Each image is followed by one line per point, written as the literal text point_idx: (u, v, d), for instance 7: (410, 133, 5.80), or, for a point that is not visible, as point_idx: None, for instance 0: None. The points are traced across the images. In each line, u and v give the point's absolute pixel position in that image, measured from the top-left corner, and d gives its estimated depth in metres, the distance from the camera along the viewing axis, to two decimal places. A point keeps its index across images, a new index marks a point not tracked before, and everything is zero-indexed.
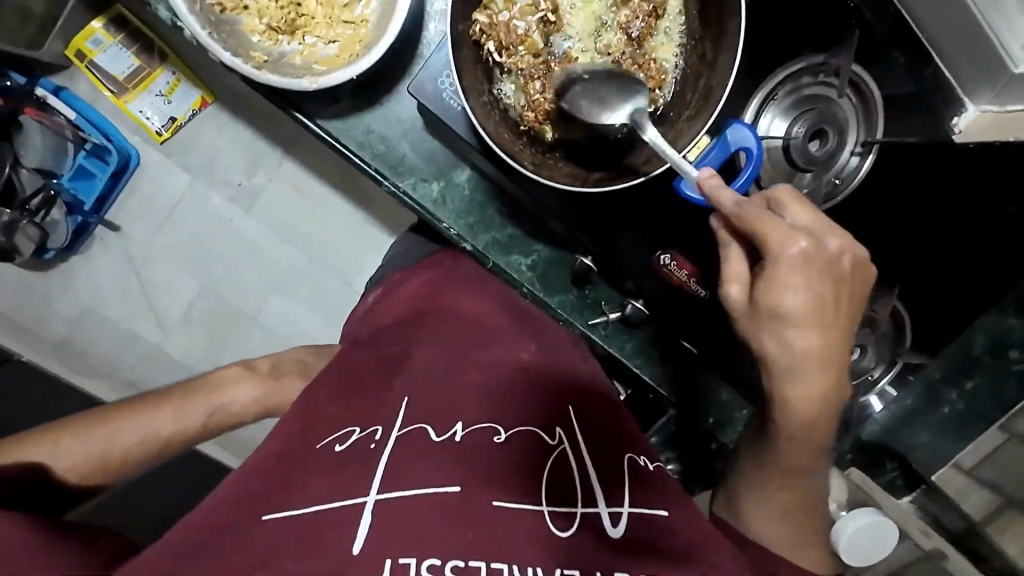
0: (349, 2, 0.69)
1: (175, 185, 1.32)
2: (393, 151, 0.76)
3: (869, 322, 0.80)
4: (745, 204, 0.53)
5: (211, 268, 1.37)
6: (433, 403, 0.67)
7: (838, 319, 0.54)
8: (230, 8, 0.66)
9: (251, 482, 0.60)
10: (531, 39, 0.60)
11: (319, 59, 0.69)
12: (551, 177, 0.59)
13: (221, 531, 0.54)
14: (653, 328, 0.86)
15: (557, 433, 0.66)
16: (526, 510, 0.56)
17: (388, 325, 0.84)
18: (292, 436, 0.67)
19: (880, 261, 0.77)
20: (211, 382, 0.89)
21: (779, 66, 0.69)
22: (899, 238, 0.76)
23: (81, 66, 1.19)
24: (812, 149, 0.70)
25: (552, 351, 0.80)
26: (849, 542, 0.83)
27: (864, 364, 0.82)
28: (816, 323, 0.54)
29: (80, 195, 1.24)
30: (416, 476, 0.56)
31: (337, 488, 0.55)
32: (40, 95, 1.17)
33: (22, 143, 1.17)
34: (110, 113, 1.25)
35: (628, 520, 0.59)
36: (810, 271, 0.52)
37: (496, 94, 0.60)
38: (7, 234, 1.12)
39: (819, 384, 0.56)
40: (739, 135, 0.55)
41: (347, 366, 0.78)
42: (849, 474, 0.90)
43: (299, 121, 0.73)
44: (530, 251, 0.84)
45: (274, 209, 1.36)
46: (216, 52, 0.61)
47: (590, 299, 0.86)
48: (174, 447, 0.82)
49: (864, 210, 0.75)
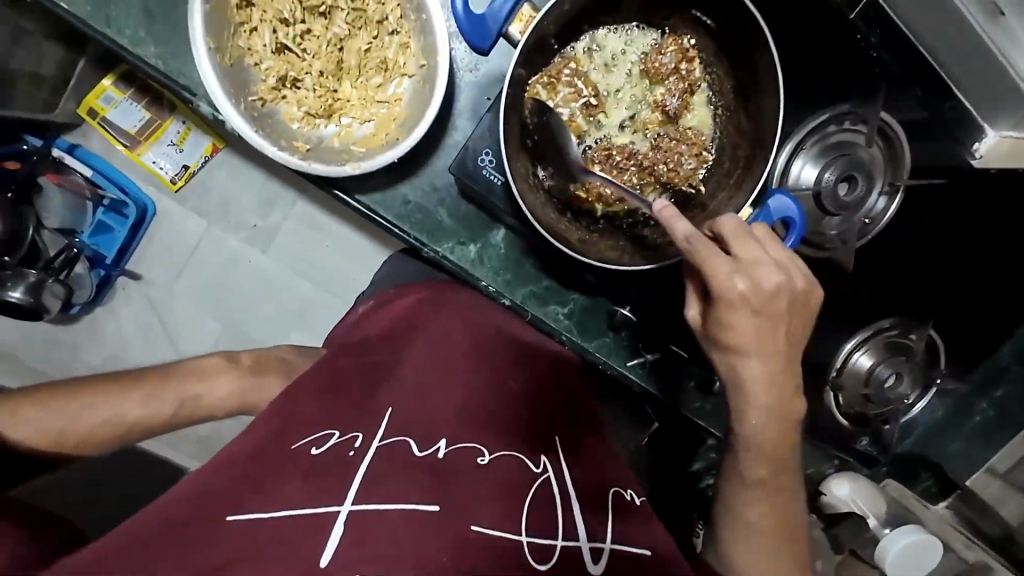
0: (382, 81, 0.70)
1: (193, 232, 1.30)
2: (430, 217, 0.77)
3: (904, 350, 0.81)
4: (696, 236, 0.54)
5: (227, 306, 1.32)
6: (418, 417, 0.62)
7: (778, 343, 0.56)
8: (269, 100, 0.67)
9: (218, 475, 0.56)
10: (576, 122, 0.63)
11: (356, 139, 0.70)
12: (600, 255, 0.61)
13: (180, 525, 0.50)
14: (696, 372, 0.84)
15: (541, 461, 0.61)
16: (502, 537, 0.51)
17: (378, 335, 0.78)
18: (266, 430, 0.62)
19: (913, 298, 0.81)
20: (190, 369, 0.80)
21: (803, 119, 0.73)
22: (929, 276, 0.80)
23: (94, 123, 1.20)
24: (841, 194, 0.72)
25: (539, 378, 0.74)
26: (895, 560, 0.85)
27: (900, 392, 0.83)
28: (762, 350, 0.56)
29: (101, 249, 1.25)
30: (388, 490, 0.52)
31: (310, 497, 0.51)
32: (57, 155, 1.18)
33: (44, 206, 1.18)
34: (127, 169, 1.26)
35: (610, 557, 0.53)
36: (755, 308, 0.53)
37: (540, 176, 0.63)
38: (34, 293, 1.07)
39: (776, 410, 0.59)
40: (780, 204, 0.60)
41: (332, 369, 0.72)
42: (886, 486, 0.93)
43: (339, 198, 0.74)
44: (566, 300, 0.82)
45: (291, 246, 1.32)
46: (262, 146, 0.62)
47: (628, 342, 0.83)
48: (140, 433, 0.73)
49: (896, 250, 0.79)
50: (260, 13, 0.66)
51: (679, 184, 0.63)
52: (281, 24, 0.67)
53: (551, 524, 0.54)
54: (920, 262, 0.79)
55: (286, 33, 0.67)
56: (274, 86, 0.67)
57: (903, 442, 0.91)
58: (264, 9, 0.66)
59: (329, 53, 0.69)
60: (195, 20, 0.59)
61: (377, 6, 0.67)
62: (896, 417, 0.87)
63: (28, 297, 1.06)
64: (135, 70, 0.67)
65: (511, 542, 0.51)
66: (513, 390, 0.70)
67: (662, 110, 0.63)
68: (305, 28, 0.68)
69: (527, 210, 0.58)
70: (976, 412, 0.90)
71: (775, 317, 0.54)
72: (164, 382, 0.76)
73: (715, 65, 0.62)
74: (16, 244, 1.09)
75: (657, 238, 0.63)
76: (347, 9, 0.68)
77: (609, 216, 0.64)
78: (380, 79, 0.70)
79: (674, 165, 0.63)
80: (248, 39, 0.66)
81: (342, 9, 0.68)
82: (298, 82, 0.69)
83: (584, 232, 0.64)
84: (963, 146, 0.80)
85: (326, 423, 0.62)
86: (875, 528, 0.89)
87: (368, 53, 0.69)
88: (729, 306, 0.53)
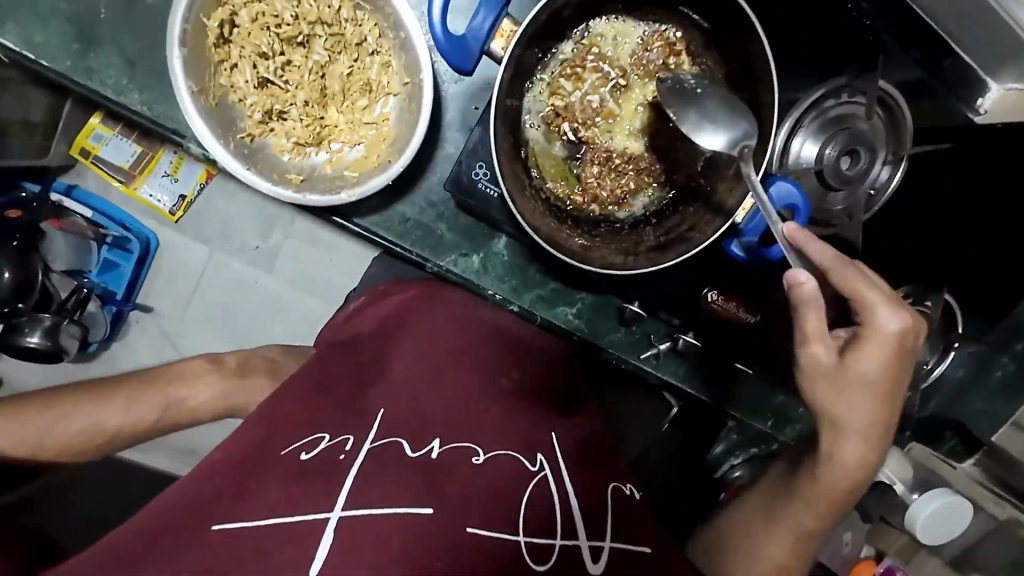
0: (368, 102, 0.69)
1: (196, 260, 1.29)
2: (430, 233, 0.77)
3: (919, 317, 0.81)
4: (840, 262, 0.55)
5: (239, 328, 1.31)
6: (410, 416, 0.60)
7: (895, 398, 0.58)
8: (257, 134, 0.67)
9: (200, 483, 0.54)
10: (606, 109, 0.63)
11: (348, 164, 0.69)
12: (603, 258, 0.61)
13: (168, 531, 0.49)
14: (707, 357, 0.83)
15: (538, 458, 0.59)
16: (497, 539, 0.50)
17: (366, 332, 0.75)
18: (251, 432, 0.60)
19: (919, 266, 0.80)
20: (172, 373, 0.79)
21: (801, 96, 0.72)
22: (930, 243, 0.79)
23: (87, 163, 1.22)
24: (843, 168, 0.71)
25: (530, 375, 0.73)
26: (925, 524, 0.84)
27: (917, 359, 0.83)
28: (886, 394, 0.57)
29: (110, 286, 1.25)
30: (380, 493, 0.50)
31: (295, 503, 0.49)
32: (55, 199, 1.18)
33: (48, 250, 1.18)
34: (126, 204, 1.26)
35: (609, 555, 0.52)
36: (904, 346, 0.54)
37: (538, 184, 0.63)
38: (51, 337, 1.11)
39: (871, 450, 0.60)
40: (783, 192, 0.62)
41: (319, 367, 0.70)
42: (912, 451, 0.91)
43: (339, 224, 0.75)
44: (574, 300, 0.82)
45: (294, 264, 1.31)
46: (256, 184, 0.62)
47: (639, 334, 0.83)
48: (126, 436, 0.74)
49: (900, 220, 0.77)
50: (238, 49, 0.65)
51: (678, 180, 0.64)
52: (261, 58, 0.66)
53: (546, 523, 0.53)
54: (924, 230, 0.78)
55: (267, 67, 0.67)
56: (261, 120, 0.67)
57: (926, 405, 0.90)
58: (242, 44, 0.65)
59: (312, 82, 0.68)
60: (175, 66, 0.58)
61: (355, 28, 0.66)
62: (915, 385, 0.85)
63: (46, 342, 1.10)
64: (121, 118, 0.67)
65: (507, 544, 0.50)
66: (507, 387, 0.69)
67: (654, 108, 0.63)
68: (286, 59, 0.67)
69: (525, 223, 0.57)
70: (996, 366, 0.86)
71: (909, 362, 0.56)
72: (144, 389, 0.76)
73: (705, 57, 0.62)
74: (27, 290, 1.11)
75: (660, 237, 0.63)
76: (324, 35, 0.67)
77: (609, 219, 0.65)
78: (365, 100, 0.69)
79: (670, 162, 0.64)
80: (229, 76, 0.65)
81: (319, 36, 0.67)
82: (285, 114, 0.68)
83: (586, 237, 0.63)
84: (965, 102, 0.79)
85: (313, 423, 0.60)
86: (903, 494, 0.88)
87: (351, 76, 0.68)
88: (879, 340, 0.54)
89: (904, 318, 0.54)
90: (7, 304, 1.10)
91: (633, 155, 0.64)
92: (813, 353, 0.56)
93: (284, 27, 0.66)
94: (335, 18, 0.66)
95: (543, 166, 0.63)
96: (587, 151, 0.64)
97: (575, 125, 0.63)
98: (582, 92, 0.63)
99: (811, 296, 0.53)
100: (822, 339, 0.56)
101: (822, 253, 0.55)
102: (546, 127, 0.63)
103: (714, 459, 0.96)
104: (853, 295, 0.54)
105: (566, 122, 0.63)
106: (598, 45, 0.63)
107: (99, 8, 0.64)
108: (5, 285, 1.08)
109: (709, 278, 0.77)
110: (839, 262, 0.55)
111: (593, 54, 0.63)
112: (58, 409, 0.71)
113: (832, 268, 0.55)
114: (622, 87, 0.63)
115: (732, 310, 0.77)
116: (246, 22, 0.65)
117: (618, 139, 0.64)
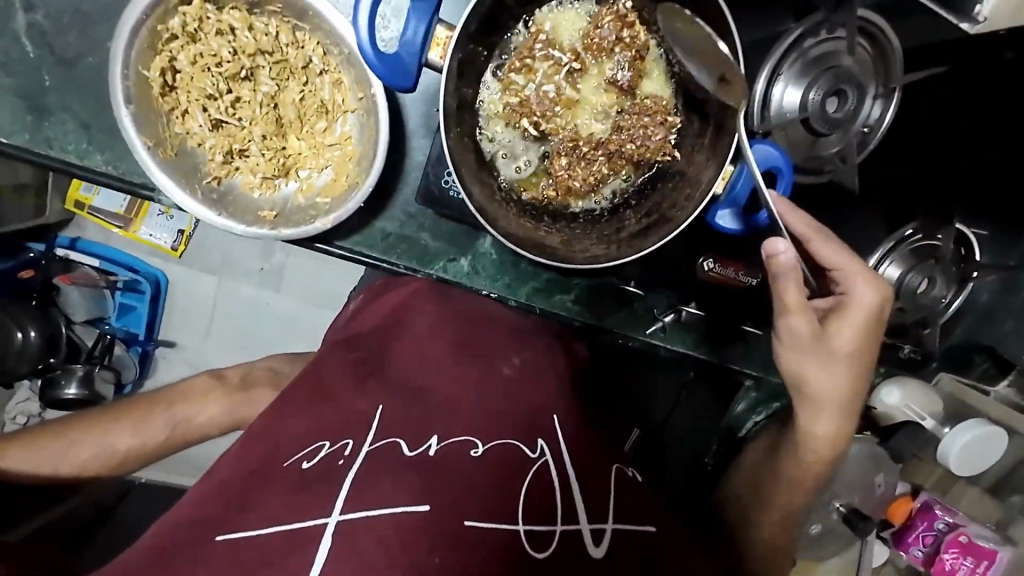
0: (327, 124, 0.67)
1: (207, 290, 1.22)
2: (416, 244, 0.73)
3: (931, 253, 0.77)
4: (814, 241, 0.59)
5: (261, 349, 1.24)
6: (411, 414, 0.56)
7: (863, 368, 0.63)
8: (223, 175, 0.66)
9: (205, 501, 0.50)
10: (564, 96, 0.64)
11: (319, 191, 0.68)
12: (584, 249, 0.63)
13: (163, 555, 0.46)
14: (715, 323, 0.80)
15: (538, 444, 0.55)
16: (499, 531, 0.47)
17: (367, 332, 0.70)
18: (255, 444, 0.56)
19: (922, 190, 0.78)
20: (176, 393, 0.78)
21: (784, 36, 0.66)
22: (932, 162, 0.77)
23: (84, 214, 1.17)
24: (830, 111, 0.67)
25: (542, 360, 0.68)
26: (959, 459, 0.79)
27: (935, 296, 0.78)
28: (856, 366, 0.62)
29: (132, 328, 1.21)
30: (377, 495, 0.46)
31: (297, 511, 0.46)
32: (62, 254, 1.15)
33: (64, 303, 1.16)
34: (129, 248, 1.21)
35: (612, 538, 0.49)
36: (876, 316, 0.60)
37: (506, 186, 0.65)
38: (86, 386, 1.10)
39: (845, 422, 0.66)
40: (765, 154, 0.61)
41: (319, 371, 0.64)
42: (939, 382, 0.86)
43: (323, 250, 0.72)
44: (571, 286, 0.77)
45: (303, 279, 1.23)
46: (230, 228, 0.62)
47: (640, 310, 0.79)
48: (130, 463, 0.72)
49: (890, 147, 0.76)
50: (185, 95, 0.64)
51: (652, 157, 0.64)
52: (209, 100, 0.65)
53: (552, 508, 0.49)
54: (916, 154, 0.77)
55: (216, 107, 0.65)
56: (223, 161, 0.66)
57: (949, 337, 0.86)
58: (187, 89, 0.64)
59: (265, 115, 0.66)
60: (125, 124, 0.58)
61: (297, 52, 0.65)
62: (936, 322, 0.80)
63: (83, 391, 1.09)
64: (88, 183, 0.66)
65: (509, 535, 0.47)
66: (510, 374, 0.63)
67: (617, 88, 0.63)
68: (234, 96, 0.66)
69: (493, 228, 0.58)
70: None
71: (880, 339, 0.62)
72: (150, 409, 0.74)
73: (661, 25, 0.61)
74: (54, 344, 1.11)
75: (641, 221, 0.64)
76: (268, 64, 0.66)
77: (587, 209, 0.66)
78: (323, 122, 0.67)
79: (642, 139, 0.63)
80: (183, 123, 0.65)
81: (263, 66, 0.66)
82: (246, 151, 0.67)
83: (565, 230, 0.65)
84: None
85: (310, 431, 0.56)
86: (934, 429, 0.82)
87: (304, 101, 0.67)
88: (854, 308, 0.60)
89: (879, 290, 0.60)
90: (40, 361, 1.10)
91: (603, 140, 0.64)
92: (791, 322, 0.58)
93: (225, 64, 0.65)
94: (275, 45, 0.65)
95: (511, 163, 0.65)
96: (554, 148, 0.64)
97: (535, 119, 0.63)
98: (537, 84, 0.63)
99: (789, 268, 0.55)
100: (803, 311, 0.58)
101: (797, 223, 0.61)
102: (508, 124, 0.64)
103: (735, 416, 0.90)
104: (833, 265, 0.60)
105: (526, 117, 0.63)
106: (546, 31, 0.63)
107: (42, 75, 0.64)
108: (35, 343, 1.08)
109: (704, 245, 0.76)
110: (818, 236, 0.60)
111: (541, 41, 0.63)
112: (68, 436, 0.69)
113: (811, 238, 0.61)
114: (577, 71, 0.63)
115: (731, 275, 0.75)
116: (186, 65, 0.64)
117: (585, 127, 0.64)
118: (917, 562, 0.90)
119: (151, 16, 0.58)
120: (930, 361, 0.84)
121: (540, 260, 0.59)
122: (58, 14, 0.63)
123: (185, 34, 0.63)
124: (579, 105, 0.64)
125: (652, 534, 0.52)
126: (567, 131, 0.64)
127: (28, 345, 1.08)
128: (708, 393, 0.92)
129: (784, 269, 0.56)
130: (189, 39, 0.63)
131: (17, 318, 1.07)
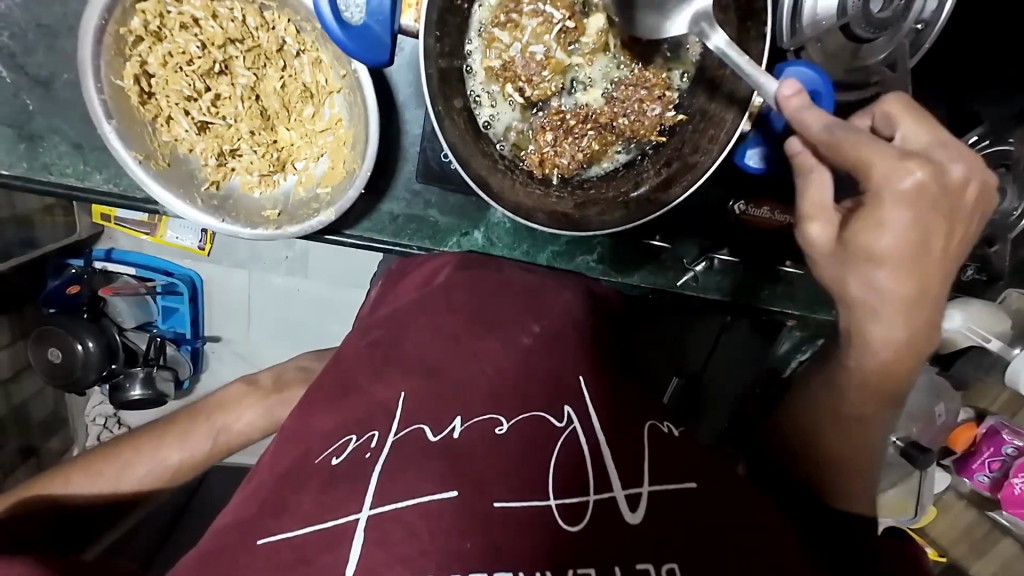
0: (315, 109, 0.64)
1: (239, 286, 1.23)
2: (426, 222, 0.71)
3: (1002, 160, 0.66)
4: (840, 128, 0.39)
5: (302, 334, 1.28)
6: (432, 397, 0.55)
7: (944, 262, 0.41)
8: (220, 179, 0.64)
9: (249, 502, 0.52)
10: (553, 58, 0.60)
11: (319, 180, 0.65)
12: (600, 211, 0.58)
13: (212, 557, 0.47)
14: (751, 263, 0.74)
15: (565, 413, 0.53)
16: (528, 508, 0.46)
17: (385, 314, 0.68)
18: (289, 448, 0.57)
19: (980, 81, 0.68)
20: (214, 404, 0.81)
21: None
22: (990, 49, 0.68)
23: (113, 225, 1.15)
24: (875, 10, 0.57)
25: (562, 326, 0.63)
26: None
27: (1005, 210, 0.69)
28: (915, 273, 0.40)
29: (178, 328, 1.23)
30: (405, 486, 0.47)
31: (327, 508, 0.47)
32: (99, 265, 1.15)
33: (113, 313, 1.18)
34: (161, 252, 1.20)
35: (648, 501, 0.47)
36: (925, 209, 0.38)
37: (506, 149, 0.61)
38: (149, 386, 1.16)
39: (918, 337, 0.44)
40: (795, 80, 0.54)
41: (342, 363, 0.63)
42: (1005, 300, 0.77)
43: (335, 241, 0.70)
44: (593, 245, 0.74)
45: (327, 264, 1.21)
46: (236, 232, 0.59)
47: (669, 261, 0.74)
48: (182, 474, 0.77)
49: (937, 45, 0.67)
50: (165, 100, 0.62)
51: (646, 135, 0.60)
52: (189, 102, 0.63)
53: (583, 481, 0.48)
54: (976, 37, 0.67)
55: (198, 109, 0.63)
56: (217, 164, 0.64)
57: None
58: (165, 94, 0.62)
59: (248, 109, 0.64)
60: (112, 141, 0.57)
61: (268, 34, 0.61)
62: (1003, 238, 0.72)
63: (148, 391, 1.16)
64: (92, 205, 0.65)
65: (540, 511, 0.46)
66: (529, 342, 0.60)
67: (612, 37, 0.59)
68: (213, 93, 0.63)
69: (467, 175, 0.53)
70: None
71: (947, 219, 0.39)
72: (191, 423, 0.77)
73: None
74: (113, 351, 1.14)
75: (660, 171, 0.60)
76: (240, 53, 0.62)
77: (602, 166, 0.63)
78: (310, 108, 0.64)
79: (635, 114, 0.60)
80: (169, 130, 0.62)
81: (237, 56, 0.62)
82: (237, 151, 0.64)
83: (577, 194, 0.61)
84: None
85: (336, 427, 0.56)
86: (1001, 351, 0.74)
87: (286, 87, 0.63)
88: (881, 205, 0.38)
89: (922, 168, 0.37)
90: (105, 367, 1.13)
91: (591, 112, 0.61)
92: (807, 232, 0.44)
93: (196, 61, 0.62)
94: (244, 31, 0.61)
95: (505, 127, 0.61)
96: (555, 103, 0.61)
97: (520, 84, 0.59)
98: (523, 44, 0.59)
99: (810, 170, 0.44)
100: (822, 216, 0.43)
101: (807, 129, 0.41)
102: (492, 91, 0.60)
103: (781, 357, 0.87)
104: (848, 162, 0.38)
105: (510, 83, 0.59)
106: None
107: (24, 100, 0.62)
108: (95, 353, 1.10)
109: (734, 189, 0.70)
110: (827, 135, 0.39)
111: None
112: (121, 458, 0.73)
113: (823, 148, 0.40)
114: (571, 29, 0.59)
115: (768, 215, 0.69)
116: (157, 68, 0.61)
117: (584, 68, 0.61)
118: (982, 487, 0.84)
119: (110, 19, 0.55)
120: (998, 279, 0.75)
121: (537, 225, 0.55)
122: (22, 32, 0.61)
123: (149, 35, 0.59)
124: (579, 42, 0.59)
125: (693, 491, 0.48)
126: (571, 74, 0.61)
127: (89, 355, 1.10)
128: (748, 329, 0.87)
129: (809, 170, 0.44)
130: (154, 39, 0.60)
131: (75, 332, 1.09)
